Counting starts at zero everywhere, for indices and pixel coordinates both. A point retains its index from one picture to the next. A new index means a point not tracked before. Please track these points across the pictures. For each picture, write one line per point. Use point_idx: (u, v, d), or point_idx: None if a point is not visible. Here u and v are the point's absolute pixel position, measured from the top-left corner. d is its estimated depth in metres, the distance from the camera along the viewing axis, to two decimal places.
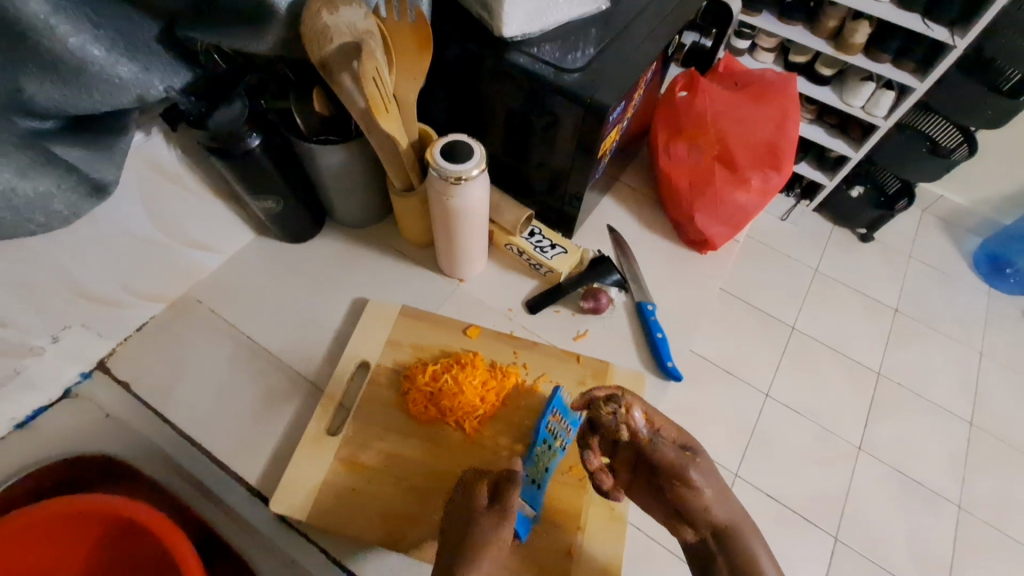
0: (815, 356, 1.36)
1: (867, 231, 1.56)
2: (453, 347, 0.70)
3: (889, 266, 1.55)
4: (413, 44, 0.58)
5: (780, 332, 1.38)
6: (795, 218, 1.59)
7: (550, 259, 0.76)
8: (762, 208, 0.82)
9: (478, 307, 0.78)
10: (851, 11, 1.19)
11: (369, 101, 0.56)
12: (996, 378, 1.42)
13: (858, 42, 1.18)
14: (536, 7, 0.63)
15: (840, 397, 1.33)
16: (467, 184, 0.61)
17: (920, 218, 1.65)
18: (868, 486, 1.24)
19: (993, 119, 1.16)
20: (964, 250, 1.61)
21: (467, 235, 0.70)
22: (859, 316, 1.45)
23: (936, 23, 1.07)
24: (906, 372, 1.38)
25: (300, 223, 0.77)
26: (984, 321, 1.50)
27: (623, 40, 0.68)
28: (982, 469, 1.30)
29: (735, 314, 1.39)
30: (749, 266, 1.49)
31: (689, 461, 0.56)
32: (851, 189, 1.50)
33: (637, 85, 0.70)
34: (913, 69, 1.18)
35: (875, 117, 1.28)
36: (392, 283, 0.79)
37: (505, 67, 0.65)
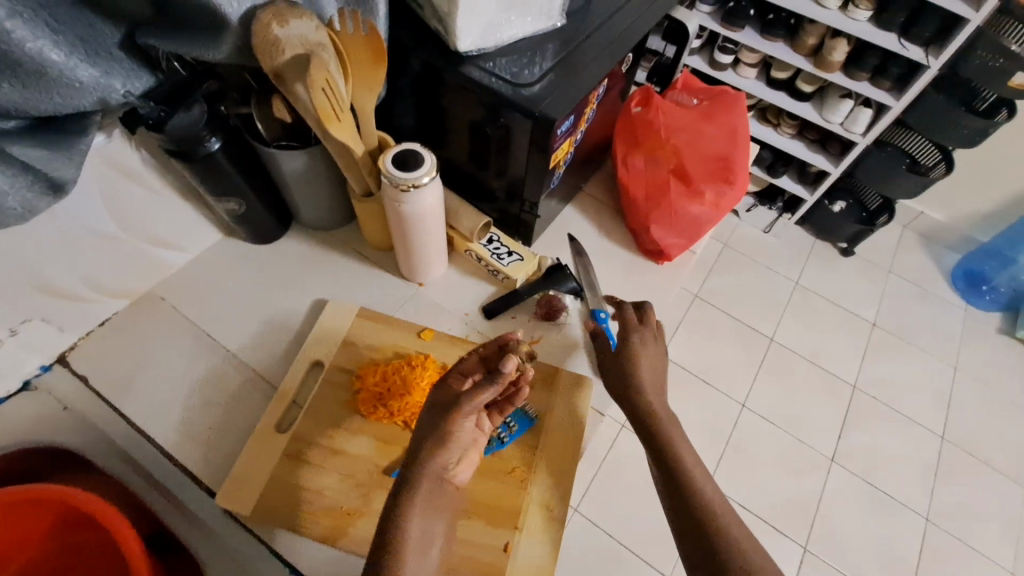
0: (791, 364, 1.53)
1: (848, 245, 1.72)
2: (409, 349, 0.72)
3: (868, 280, 1.72)
4: (368, 55, 0.61)
5: (759, 343, 1.54)
6: (778, 229, 1.74)
7: (505, 266, 0.79)
8: (715, 221, 0.84)
9: (435, 310, 0.80)
10: (830, 29, 1.32)
11: (318, 108, 0.58)
12: (970, 393, 1.57)
13: (836, 59, 1.31)
14: (490, 22, 0.66)
15: (808, 401, 1.48)
16: (417, 193, 0.64)
17: (901, 234, 1.81)
18: (840, 497, 1.38)
19: (971, 137, 1.25)
20: (944, 267, 1.76)
21: (422, 240, 0.72)
22: (838, 328, 1.61)
23: (912, 43, 1.19)
24: (880, 386, 1.53)
25: (265, 223, 0.79)
26: (960, 333, 1.66)
27: (578, 56, 0.71)
28: (967, 474, 1.45)
29: (710, 320, 1.54)
30: (724, 276, 1.64)
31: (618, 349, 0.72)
32: (833, 204, 1.64)
33: (589, 99, 0.73)
34: (889, 87, 1.29)
35: (855, 133, 1.41)
36: (353, 285, 0.81)
37: (460, 79, 0.68)
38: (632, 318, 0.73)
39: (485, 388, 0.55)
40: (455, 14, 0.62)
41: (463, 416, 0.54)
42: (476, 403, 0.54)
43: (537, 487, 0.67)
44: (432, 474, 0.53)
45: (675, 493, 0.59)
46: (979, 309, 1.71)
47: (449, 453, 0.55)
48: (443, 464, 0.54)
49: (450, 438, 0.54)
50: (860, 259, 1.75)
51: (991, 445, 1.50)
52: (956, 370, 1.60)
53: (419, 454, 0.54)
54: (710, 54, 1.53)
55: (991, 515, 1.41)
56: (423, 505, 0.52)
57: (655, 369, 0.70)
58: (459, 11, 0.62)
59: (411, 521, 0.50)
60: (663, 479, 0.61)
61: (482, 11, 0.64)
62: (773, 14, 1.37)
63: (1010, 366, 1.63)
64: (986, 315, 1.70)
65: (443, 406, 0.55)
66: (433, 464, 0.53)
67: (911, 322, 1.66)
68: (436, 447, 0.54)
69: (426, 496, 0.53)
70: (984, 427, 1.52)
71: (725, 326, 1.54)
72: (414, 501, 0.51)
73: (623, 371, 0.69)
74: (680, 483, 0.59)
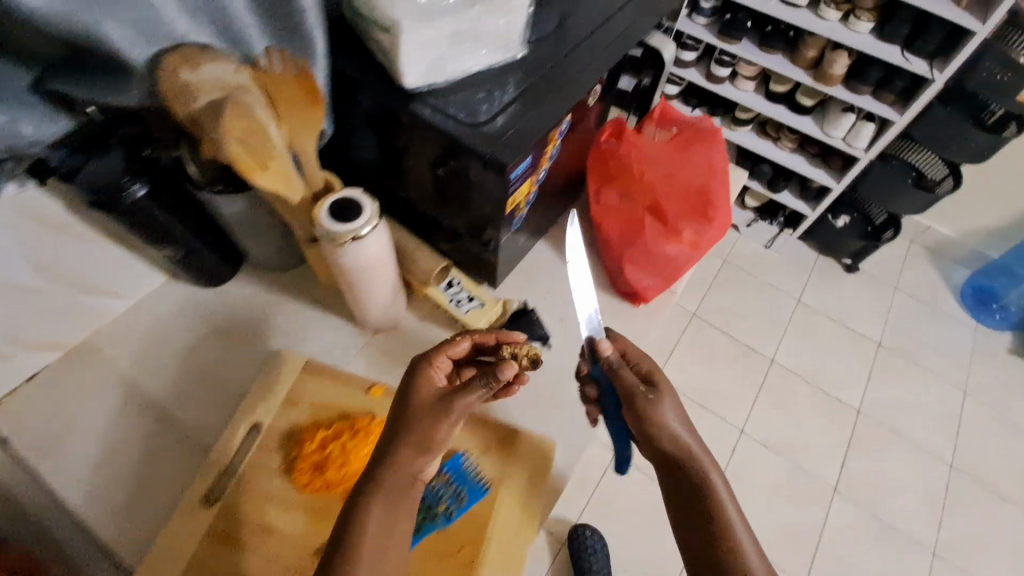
0: (791, 387, 1.56)
1: (852, 261, 1.75)
2: (357, 409, 0.68)
3: (875, 296, 1.73)
4: (302, 96, 0.56)
5: (759, 363, 1.58)
6: (778, 244, 1.79)
7: (465, 313, 0.74)
8: (695, 261, 0.78)
9: (388, 362, 0.74)
10: (830, 42, 1.37)
11: (235, 160, 0.52)
12: (979, 417, 1.57)
13: (836, 71, 1.35)
14: (440, 57, 0.60)
15: (810, 427, 1.50)
16: (358, 245, 0.58)
17: (909, 249, 1.83)
18: (844, 526, 1.39)
19: (979, 152, 1.29)
20: (953, 282, 1.78)
21: (372, 290, 0.67)
22: (840, 347, 1.64)
23: (915, 56, 1.23)
24: (888, 413, 1.54)
25: (209, 265, 0.74)
26: (972, 353, 1.67)
27: (541, 90, 0.65)
28: (974, 501, 1.45)
29: (704, 336, 1.61)
30: (722, 292, 1.69)
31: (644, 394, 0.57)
32: (837, 218, 1.66)
33: (553, 134, 0.66)
34: (893, 101, 1.35)
35: (856, 147, 1.45)
36: (302, 333, 0.76)
37: (407, 118, 0.62)
38: (637, 386, 0.58)
39: (476, 389, 0.54)
40: (400, 51, 0.57)
41: (446, 419, 0.53)
42: (467, 404, 0.53)
43: (485, 568, 0.61)
44: (403, 478, 0.52)
45: (693, 522, 0.55)
46: (990, 327, 1.72)
47: (426, 460, 0.53)
48: (418, 467, 0.52)
49: (430, 441, 0.52)
50: (864, 274, 1.78)
51: (1001, 471, 1.50)
52: (965, 392, 1.60)
53: (388, 453, 0.52)
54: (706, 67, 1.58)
55: (1000, 544, 1.41)
56: (388, 505, 0.50)
57: (671, 407, 0.57)
58: (402, 46, 0.56)
59: (370, 523, 0.49)
60: (684, 501, 0.57)
61: (431, 45, 0.58)
62: (771, 26, 1.42)
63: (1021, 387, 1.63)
64: (997, 333, 1.71)
65: (428, 404, 0.54)
66: (406, 468, 0.51)
67: (917, 342, 1.67)
68: (413, 451, 0.52)
69: (391, 497, 0.51)
70: (993, 450, 1.52)
71: (722, 347, 1.59)
72: (375, 501, 0.50)
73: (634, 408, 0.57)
74: (708, 518, 0.55)
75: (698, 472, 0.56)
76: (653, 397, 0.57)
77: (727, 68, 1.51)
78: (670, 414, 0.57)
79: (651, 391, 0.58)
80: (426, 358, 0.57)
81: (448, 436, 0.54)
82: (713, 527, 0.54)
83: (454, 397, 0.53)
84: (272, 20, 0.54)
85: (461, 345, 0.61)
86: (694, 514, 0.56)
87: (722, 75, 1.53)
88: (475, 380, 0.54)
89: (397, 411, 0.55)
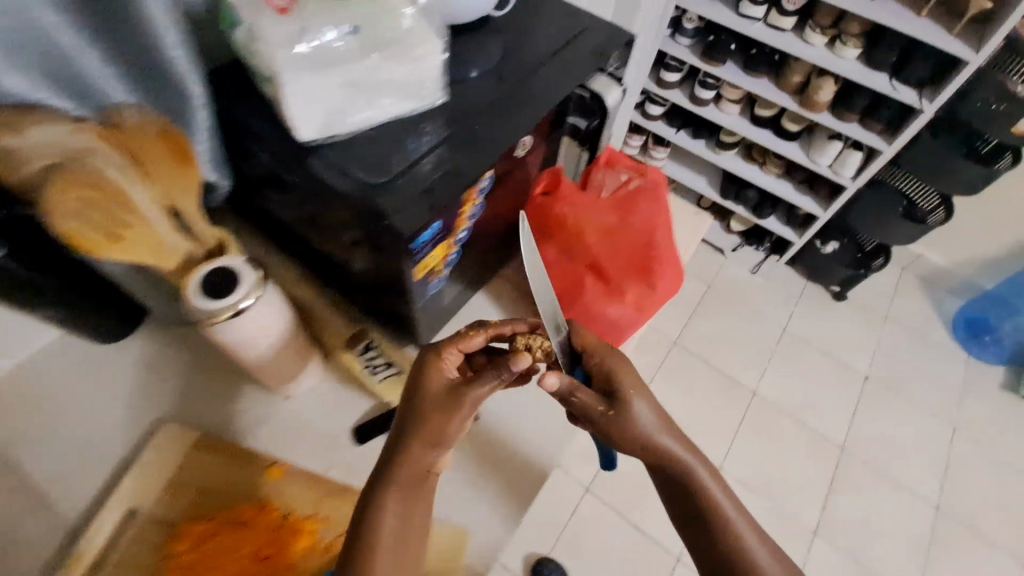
0: (773, 420, 1.60)
1: (840, 289, 1.80)
2: (249, 490, 0.64)
3: (863, 329, 1.78)
4: (166, 154, 0.51)
5: (742, 396, 1.63)
6: (765, 269, 1.87)
7: (378, 382, 0.68)
8: (638, 324, 0.75)
9: (296, 433, 0.69)
10: (815, 68, 1.36)
11: (71, 237, 0.45)
12: (965, 456, 1.58)
13: (822, 98, 1.34)
14: (336, 107, 0.53)
15: (792, 461, 1.55)
16: (237, 321, 0.53)
17: (901, 277, 1.89)
18: (825, 570, 1.41)
19: (972, 183, 1.27)
20: (945, 312, 1.83)
21: (270, 357, 0.62)
22: (827, 381, 1.68)
23: (903, 85, 1.22)
24: (873, 450, 1.57)
25: (104, 323, 0.68)
26: (961, 388, 1.69)
27: (456, 142, 0.58)
28: (957, 539, 1.47)
29: (692, 370, 1.67)
30: (714, 319, 1.77)
31: (606, 409, 0.59)
32: (825, 244, 1.70)
33: (472, 193, 0.59)
34: (881, 130, 1.33)
35: (843, 175, 1.45)
36: (207, 398, 0.70)
37: (297, 176, 0.54)
38: (594, 407, 0.58)
39: (488, 380, 0.56)
40: (287, 104, 0.50)
41: (458, 412, 0.55)
42: (477, 397, 0.56)
43: None
44: (417, 472, 0.55)
45: (683, 504, 0.60)
46: (980, 359, 1.75)
47: (438, 453, 0.56)
48: (432, 459, 0.56)
49: (441, 436, 0.55)
50: (854, 303, 1.83)
51: (985, 507, 1.52)
52: (953, 429, 1.63)
53: (400, 450, 0.55)
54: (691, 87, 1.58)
55: None
56: (403, 498, 0.54)
57: (640, 411, 0.59)
58: (288, 98, 0.49)
59: (384, 522, 0.53)
60: (673, 491, 0.61)
61: (324, 96, 0.51)
62: (755, 49, 1.41)
63: (1011, 423, 1.65)
64: (986, 366, 1.74)
65: (439, 399, 0.56)
66: (420, 462, 0.55)
67: (905, 376, 1.70)
68: (426, 445, 0.55)
69: (404, 491, 0.55)
70: (978, 484, 1.54)
71: (705, 379, 1.65)
72: (390, 496, 0.54)
73: (605, 420, 0.59)
74: (696, 505, 0.59)
75: (682, 468, 0.60)
76: (620, 407, 0.58)
77: (711, 91, 1.51)
78: (642, 411, 0.59)
79: (612, 406, 0.59)
80: (436, 350, 0.58)
81: (460, 427, 0.56)
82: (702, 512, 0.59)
83: (466, 391, 0.56)
84: (136, 71, 0.51)
85: (476, 339, 0.59)
86: (683, 502, 0.60)
87: (706, 98, 1.54)
88: (487, 372, 0.56)
89: (409, 405, 0.57)
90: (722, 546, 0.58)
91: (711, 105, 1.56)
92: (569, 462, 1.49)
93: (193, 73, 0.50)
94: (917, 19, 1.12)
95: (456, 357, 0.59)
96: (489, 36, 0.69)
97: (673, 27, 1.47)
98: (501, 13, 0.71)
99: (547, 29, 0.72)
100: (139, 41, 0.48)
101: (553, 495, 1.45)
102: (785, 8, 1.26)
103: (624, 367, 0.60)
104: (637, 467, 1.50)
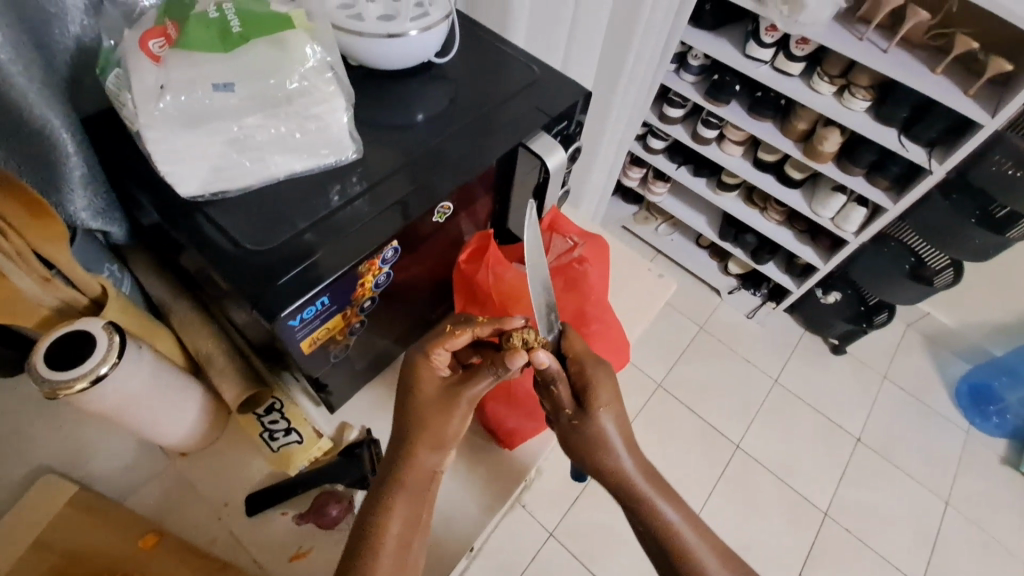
0: (754, 478, 1.51)
1: (839, 342, 1.71)
2: (113, 563, 0.57)
3: (860, 387, 1.68)
4: (25, 214, 0.47)
5: (724, 449, 1.54)
6: (760, 316, 1.78)
7: (275, 450, 0.63)
8: None
9: (185, 497, 0.64)
10: (822, 117, 1.28)
11: None
12: (957, 533, 1.48)
13: (827, 149, 1.26)
14: (223, 164, 0.48)
15: (770, 525, 1.45)
16: (93, 393, 0.48)
17: (904, 333, 1.79)
18: None
19: (981, 251, 1.16)
20: (948, 376, 1.72)
21: (158, 421, 0.57)
22: (816, 440, 1.58)
23: (913, 143, 1.13)
24: (857, 520, 1.47)
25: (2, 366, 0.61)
26: (959, 460, 1.59)
27: (366, 202, 0.53)
28: None
29: (673, 416, 1.58)
30: (701, 364, 1.69)
31: (574, 414, 0.59)
32: (828, 295, 1.58)
33: (375, 261, 0.53)
34: (887, 188, 1.24)
35: (845, 230, 1.37)
36: (100, 448, 0.65)
37: (179, 234, 0.49)
38: (562, 408, 0.59)
39: (484, 376, 0.56)
40: (160, 159, 0.45)
41: (461, 409, 0.55)
42: (474, 394, 0.56)
43: None
44: (421, 473, 0.53)
45: (650, 539, 0.57)
46: (982, 432, 1.64)
47: (439, 454, 0.54)
48: (435, 461, 0.54)
49: (443, 436, 0.54)
50: (852, 357, 1.74)
51: None
52: (947, 504, 1.52)
53: (403, 451, 0.54)
54: (694, 125, 1.51)
55: None
56: (409, 499, 0.52)
57: (610, 422, 0.58)
58: (159, 153, 0.45)
59: (391, 522, 0.50)
60: (638, 525, 0.58)
61: (205, 153, 0.46)
62: (761, 92, 1.33)
63: (1013, 504, 1.53)
64: (989, 439, 1.63)
65: (436, 399, 0.55)
66: (423, 465, 0.53)
67: (900, 443, 1.60)
68: (428, 446, 0.54)
69: (412, 492, 0.53)
70: (970, 568, 1.43)
71: (687, 427, 1.57)
72: (399, 496, 0.52)
73: (573, 428, 0.59)
74: (662, 542, 0.56)
75: (645, 502, 0.57)
76: (589, 414, 0.58)
77: (713, 130, 1.44)
78: (606, 422, 0.58)
79: (580, 414, 0.58)
80: (424, 351, 0.57)
81: (460, 427, 0.56)
82: (669, 552, 0.56)
83: (462, 388, 0.55)
84: None
85: (460, 339, 0.57)
86: (650, 536, 0.57)
87: (709, 137, 1.46)
88: (484, 369, 0.56)
89: (406, 403, 0.56)
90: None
91: (711, 144, 1.49)
92: (534, 502, 1.42)
93: (46, 111, 0.47)
94: (929, 75, 1.04)
95: (444, 355, 0.58)
96: (435, 81, 0.65)
97: (676, 62, 1.40)
98: (444, 60, 0.66)
99: (497, 76, 0.66)
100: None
101: (513, 538, 1.37)
102: (793, 53, 1.18)
103: (598, 379, 0.58)
104: (605, 517, 1.41)
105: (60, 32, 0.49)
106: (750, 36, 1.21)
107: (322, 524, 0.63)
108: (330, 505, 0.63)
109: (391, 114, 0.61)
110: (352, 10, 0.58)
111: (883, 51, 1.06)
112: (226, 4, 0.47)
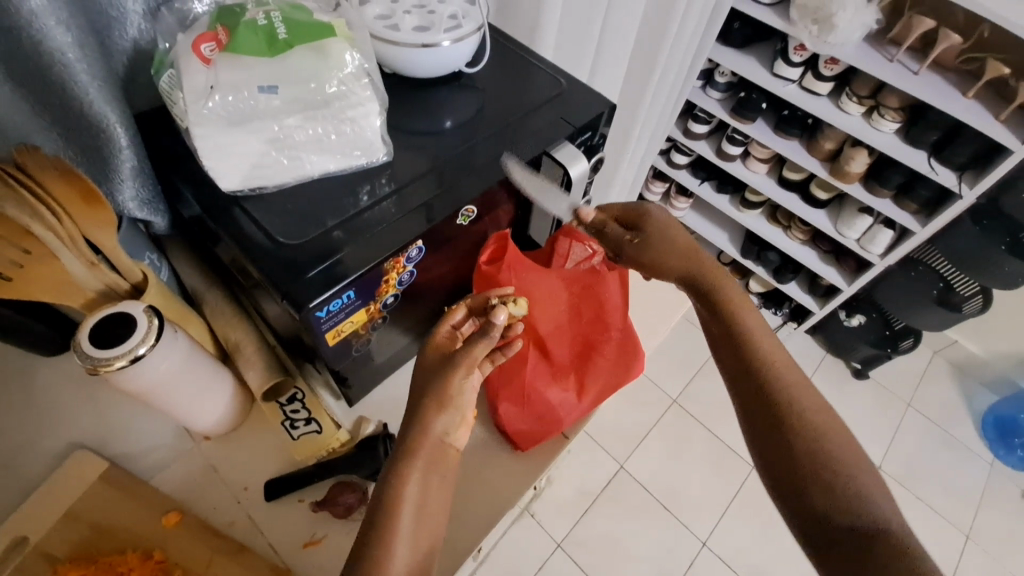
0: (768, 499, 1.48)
1: (861, 367, 1.68)
2: (138, 537, 0.59)
3: (882, 411, 1.65)
4: (78, 199, 0.50)
5: (738, 469, 1.52)
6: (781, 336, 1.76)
7: (294, 437, 0.65)
8: (577, 409, 0.72)
9: (207, 480, 0.66)
10: (850, 137, 1.27)
11: None
12: (978, 568, 1.43)
13: (854, 169, 1.25)
14: (262, 162, 0.51)
15: (783, 550, 1.42)
16: (127, 372, 0.50)
17: (930, 359, 1.75)
18: None
19: (1011, 279, 1.14)
20: (975, 407, 1.68)
21: (185, 403, 0.60)
22: None
23: (943, 166, 1.12)
24: None
25: (48, 344, 0.65)
26: (983, 494, 1.54)
27: (392, 202, 0.55)
28: None
29: (688, 434, 1.57)
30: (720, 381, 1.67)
31: (626, 240, 0.64)
32: (851, 317, 1.57)
33: (398, 260, 0.55)
34: (915, 211, 1.23)
35: (871, 252, 1.35)
36: (131, 427, 0.68)
37: (217, 225, 0.52)
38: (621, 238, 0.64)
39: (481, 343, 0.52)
40: (205, 156, 0.49)
41: (461, 374, 0.51)
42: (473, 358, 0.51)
43: None
44: (432, 441, 0.50)
45: (730, 352, 0.57)
46: (1008, 466, 1.58)
47: (448, 416, 0.51)
48: (446, 424, 0.50)
49: (449, 396, 0.50)
50: (874, 381, 1.70)
51: None
52: (968, 538, 1.47)
53: (416, 415, 0.50)
54: (719, 141, 1.51)
55: None
56: (427, 474, 0.49)
57: (659, 236, 0.62)
58: (205, 149, 0.48)
59: (409, 483, 0.47)
60: (720, 334, 0.58)
61: (245, 151, 0.49)
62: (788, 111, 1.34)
63: None
64: (1015, 473, 1.58)
65: (439, 367, 0.52)
66: (433, 431, 0.49)
67: (920, 472, 1.56)
68: (435, 410, 0.50)
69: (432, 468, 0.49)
70: None
71: (700, 445, 1.55)
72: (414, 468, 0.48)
73: (644, 244, 0.63)
74: (744, 352, 0.55)
75: (728, 308, 0.58)
76: (653, 226, 0.63)
77: (738, 146, 1.44)
78: (663, 231, 0.63)
79: (638, 234, 0.64)
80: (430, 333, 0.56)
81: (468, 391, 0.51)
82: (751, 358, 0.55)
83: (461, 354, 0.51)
84: (44, 95, 0.49)
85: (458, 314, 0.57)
86: (727, 341, 0.57)
87: (734, 154, 1.46)
88: (476, 337, 0.52)
89: (417, 379, 0.53)
90: (763, 390, 0.53)
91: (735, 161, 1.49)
92: (544, 512, 1.41)
93: (104, 106, 0.50)
94: (960, 99, 1.03)
95: (448, 331, 0.56)
96: (464, 90, 0.67)
97: (703, 78, 1.41)
98: (473, 70, 0.68)
99: (525, 85, 0.68)
100: (48, 75, 0.47)
101: (520, 547, 1.37)
102: (821, 73, 1.18)
103: (657, 215, 0.64)
104: (613, 530, 1.41)
105: (119, 35, 0.53)
106: (778, 55, 1.22)
107: (335, 509, 0.65)
108: (344, 493, 0.65)
109: (421, 120, 0.63)
110: (388, 21, 0.61)
111: (913, 73, 1.06)
112: (273, 13, 0.50)
